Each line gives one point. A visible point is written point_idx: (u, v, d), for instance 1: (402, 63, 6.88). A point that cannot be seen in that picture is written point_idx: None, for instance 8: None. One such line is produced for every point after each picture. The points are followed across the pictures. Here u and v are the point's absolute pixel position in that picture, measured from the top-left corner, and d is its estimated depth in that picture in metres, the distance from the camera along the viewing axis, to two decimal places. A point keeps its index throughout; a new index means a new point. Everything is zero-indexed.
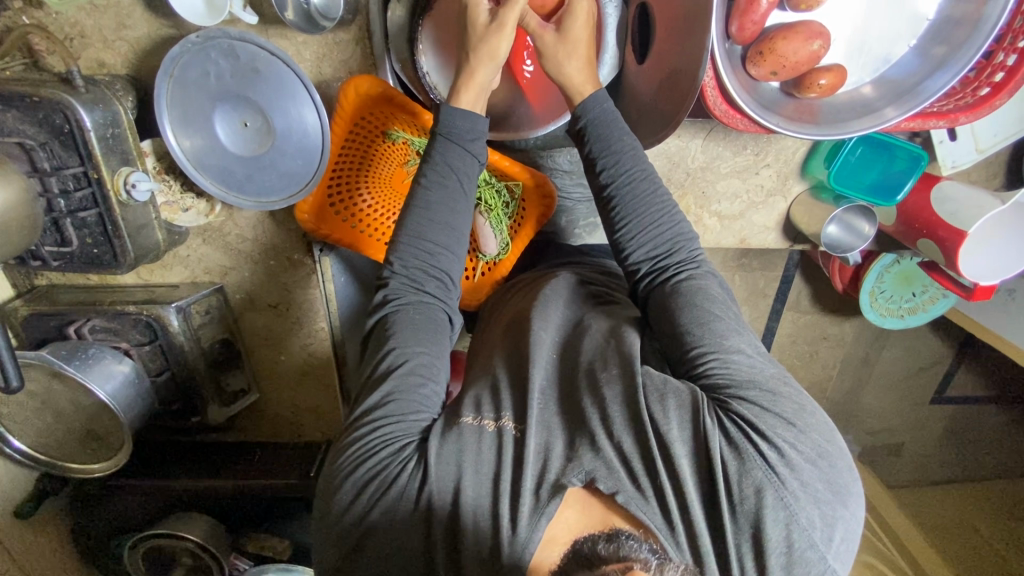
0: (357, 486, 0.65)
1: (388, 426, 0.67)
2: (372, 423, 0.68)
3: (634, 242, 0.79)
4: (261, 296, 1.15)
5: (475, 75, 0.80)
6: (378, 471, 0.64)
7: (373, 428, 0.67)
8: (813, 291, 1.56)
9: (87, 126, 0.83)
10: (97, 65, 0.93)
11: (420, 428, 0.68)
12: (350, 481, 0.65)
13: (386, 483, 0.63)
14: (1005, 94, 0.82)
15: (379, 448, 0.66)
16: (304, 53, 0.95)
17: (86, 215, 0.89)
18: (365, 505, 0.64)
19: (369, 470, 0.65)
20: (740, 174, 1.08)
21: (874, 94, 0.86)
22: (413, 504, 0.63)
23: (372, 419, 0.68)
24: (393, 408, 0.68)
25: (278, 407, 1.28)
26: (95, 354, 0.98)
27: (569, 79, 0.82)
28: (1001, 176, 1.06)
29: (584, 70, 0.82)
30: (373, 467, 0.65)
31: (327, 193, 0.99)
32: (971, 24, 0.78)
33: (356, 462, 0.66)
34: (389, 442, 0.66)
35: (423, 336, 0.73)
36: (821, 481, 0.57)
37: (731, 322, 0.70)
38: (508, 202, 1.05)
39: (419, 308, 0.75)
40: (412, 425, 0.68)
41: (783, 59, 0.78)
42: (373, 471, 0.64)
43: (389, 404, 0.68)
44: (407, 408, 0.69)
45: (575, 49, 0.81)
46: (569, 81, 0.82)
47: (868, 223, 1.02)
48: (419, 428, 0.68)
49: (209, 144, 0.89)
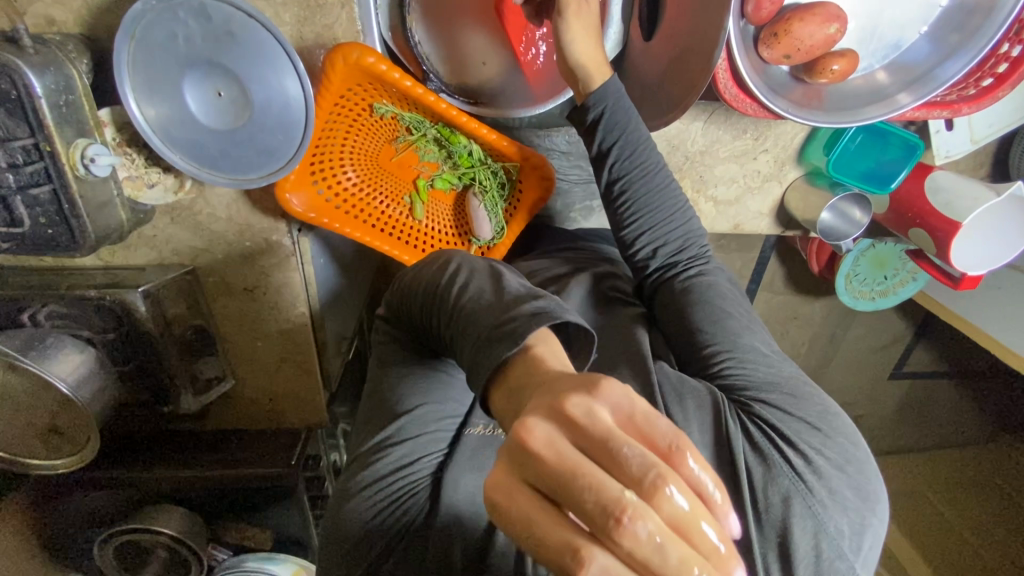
0: (378, 504, 0.66)
1: (405, 454, 0.67)
2: (387, 450, 0.68)
3: (644, 236, 0.78)
4: (236, 279, 1.08)
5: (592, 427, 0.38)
6: (398, 496, 0.66)
7: (388, 454, 0.67)
8: (787, 272, 1.59)
9: (38, 93, 0.74)
10: (46, 22, 0.83)
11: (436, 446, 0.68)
12: (363, 497, 0.67)
13: (406, 506, 0.65)
14: (1008, 86, 0.82)
15: (399, 473, 0.66)
16: (284, 16, 0.84)
17: (39, 191, 0.79)
18: (378, 520, 0.66)
19: (390, 493, 0.66)
20: (737, 159, 1.06)
21: (885, 81, 0.84)
22: (425, 518, 0.65)
23: (387, 448, 0.68)
24: (408, 445, 0.67)
25: (257, 396, 1.22)
26: (54, 343, 0.90)
27: (574, 64, 0.77)
28: (987, 166, 1.08)
29: (591, 53, 0.77)
30: (394, 491, 0.66)
31: (310, 169, 0.92)
32: (984, 14, 0.78)
33: (371, 482, 0.67)
34: (406, 467, 0.66)
35: (440, 392, 0.72)
36: (849, 488, 0.57)
37: (744, 319, 0.70)
38: (504, 183, 1.03)
39: (431, 366, 0.73)
40: (428, 449, 0.68)
41: (797, 42, 0.75)
42: (392, 494, 0.66)
43: (403, 432, 0.68)
44: (421, 442, 0.68)
45: (582, 31, 0.76)
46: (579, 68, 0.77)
47: (861, 211, 1.02)
48: (435, 446, 0.68)
49: (178, 115, 0.80)
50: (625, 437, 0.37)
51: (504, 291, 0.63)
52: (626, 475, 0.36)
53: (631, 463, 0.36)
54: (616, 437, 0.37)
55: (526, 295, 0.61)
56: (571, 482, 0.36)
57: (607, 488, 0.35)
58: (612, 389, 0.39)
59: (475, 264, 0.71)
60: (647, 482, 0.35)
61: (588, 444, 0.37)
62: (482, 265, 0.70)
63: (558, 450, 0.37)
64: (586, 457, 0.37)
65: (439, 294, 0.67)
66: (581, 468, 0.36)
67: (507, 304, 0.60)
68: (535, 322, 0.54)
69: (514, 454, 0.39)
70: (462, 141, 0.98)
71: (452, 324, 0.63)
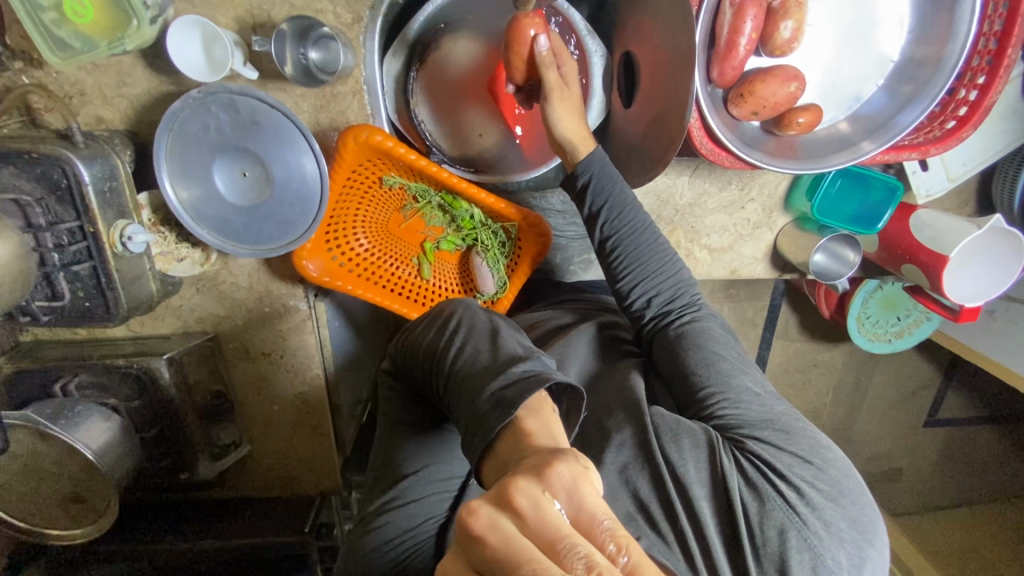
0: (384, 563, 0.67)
1: (408, 515, 0.68)
2: (390, 511, 0.68)
3: (638, 287, 0.82)
4: (255, 344, 1.14)
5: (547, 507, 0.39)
6: (403, 556, 0.66)
7: (391, 514, 0.68)
8: (800, 319, 1.60)
9: (86, 181, 0.83)
10: (96, 121, 0.95)
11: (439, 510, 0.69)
12: (371, 556, 0.68)
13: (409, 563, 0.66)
14: (970, 128, 0.87)
15: (402, 532, 0.67)
16: (302, 105, 0.95)
17: (80, 268, 0.87)
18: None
19: (395, 552, 0.67)
20: (725, 209, 1.11)
21: (850, 130, 0.91)
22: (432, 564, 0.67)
23: (391, 510, 0.69)
24: (411, 508, 0.68)
25: (272, 460, 1.24)
26: (82, 411, 0.94)
27: (559, 140, 0.84)
28: (972, 202, 1.12)
29: (576, 129, 0.84)
30: (399, 551, 0.67)
31: (325, 238, 0.99)
32: (933, 65, 0.85)
33: (378, 543, 0.68)
34: (409, 527, 0.67)
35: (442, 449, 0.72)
36: (845, 520, 0.56)
37: (736, 362, 0.72)
38: (504, 242, 1.09)
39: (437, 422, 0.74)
40: (431, 509, 0.68)
41: (762, 100, 0.82)
42: (396, 553, 0.67)
43: (405, 494, 0.69)
44: (422, 506, 0.68)
45: (567, 111, 0.83)
46: (564, 140, 0.84)
47: (854, 252, 1.06)
48: (437, 508, 0.69)
49: (208, 194, 0.89)
50: (572, 534, 0.37)
51: (500, 353, 0.66)
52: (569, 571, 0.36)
53: (574, 565, 0.36)
54: (564, 534, 0.38)
55: (517, 357, 0.64)
56: (513, 568, 0.36)
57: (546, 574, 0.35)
58: (561, 479, 0.41)
59: (475, 318, 0.74)
60: None
61: (532, 534, 0.38)
62: (482, 321, 0.73)
63: (501, 533, 0.38)
64: (530, 543, 0.38)
65: (438, 355, 0.70)
66: (524, 555, 0.36)
67: (499, 366, 0.63)
68: (527, 390, 0.56)
69: (461, 541, 0.40)
70: (464, 205, 1.04)
71: (451, 381, 0.65)
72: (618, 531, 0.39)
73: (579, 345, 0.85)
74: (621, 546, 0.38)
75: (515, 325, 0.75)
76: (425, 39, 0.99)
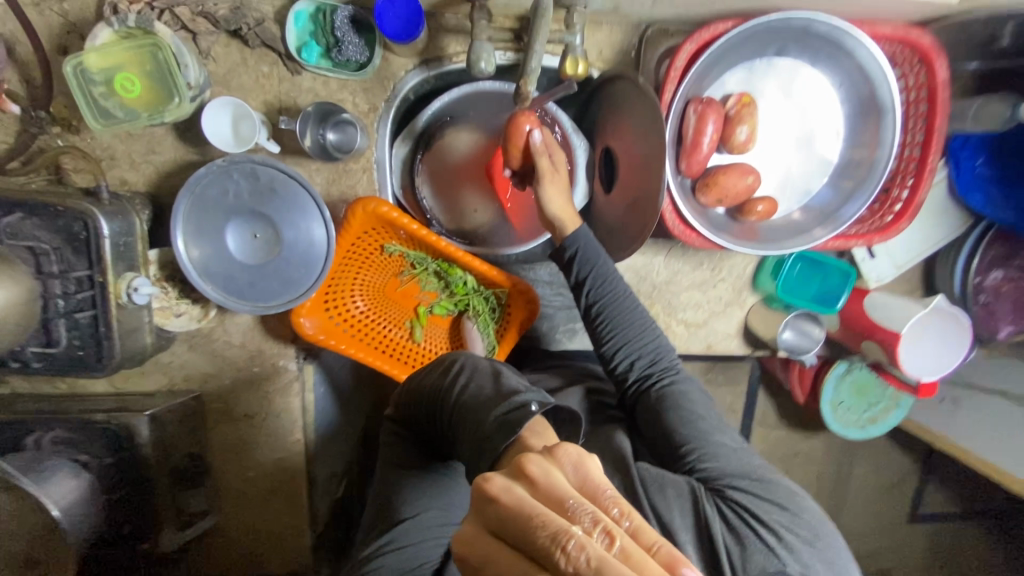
0: None
1: (393, 567, 0.66)
2: (373, 563, 0.66)
3: (621, 351, 0.87)
4: (239, 405, 1.14)
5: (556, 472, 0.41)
6: None
7: (373, 568, 0.66)
8: (777, 407, 1.65)
9: (105, 234, 0.88)
10: (120, 182, 1.02)
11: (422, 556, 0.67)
12: None
13: None
14: (906, 219, 0.98)
15: None
16: (315, 177, 1.04)
17: (82, 315, 0.90)
18: None
19: None
20: (699, 287, 1.20)
21: (802, 219, 1.03)
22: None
23: (374, 562, 0.66)
24: (407, 550, 0.67)
25: (239, 531, 1.20)
26: (53, 465, 0.91)
27: (549, 216, 0.93)
28: (918, 288, 1.23)
29: (565, 208, 0.93)
30: None
31: (324, 299, 1.04)
32: (868, 165, 0.98)
33: None
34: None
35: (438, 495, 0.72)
36: (821, 563, 0.59)
37: (714, 420, 0.76)
38: (494, 307, 1.14)
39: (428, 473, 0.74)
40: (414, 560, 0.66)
41: (725, 190, 0.94)
42: None
43: (390, 544, 0.67)
44: (409, 555, 0.66)
45: (557, 191, 0.93)
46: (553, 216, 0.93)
47: (818, 328, 1.15)
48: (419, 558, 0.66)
49: (217, 252, 0.95)
50: (580, 496, 0.39)
51: (503, 387, 0.69)
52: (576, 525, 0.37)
53: (582, 519, 0.37)
54: (572, 494, 0.39)
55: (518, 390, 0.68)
56: (525, 524, 0.38)
57: (556, 526, 0.36)
58: (569, 451, 0.42)
59: (478, 364, 0.77)
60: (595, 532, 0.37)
61: (543, 494, 0.39)
62: (484, 364, 0.76)
63: (514, 495, 0.39)
64: (540, 505, 0.39)
65: (443, 393, 0.74)
66: (536, 513, 0.38)
67: (503, 396, 0.67)
68: (528, 414, 0.60)
69: (476, 504, 0.41)
70: (459, 273, 1.11)
71: (455, 420, 0.69)
72: (621, 499, 0.40)
73: (569, 403, 0.89)
74: (624, 510, 0.38)
75: (515, 370, 0.79)
76: (430, 130, 1.11)
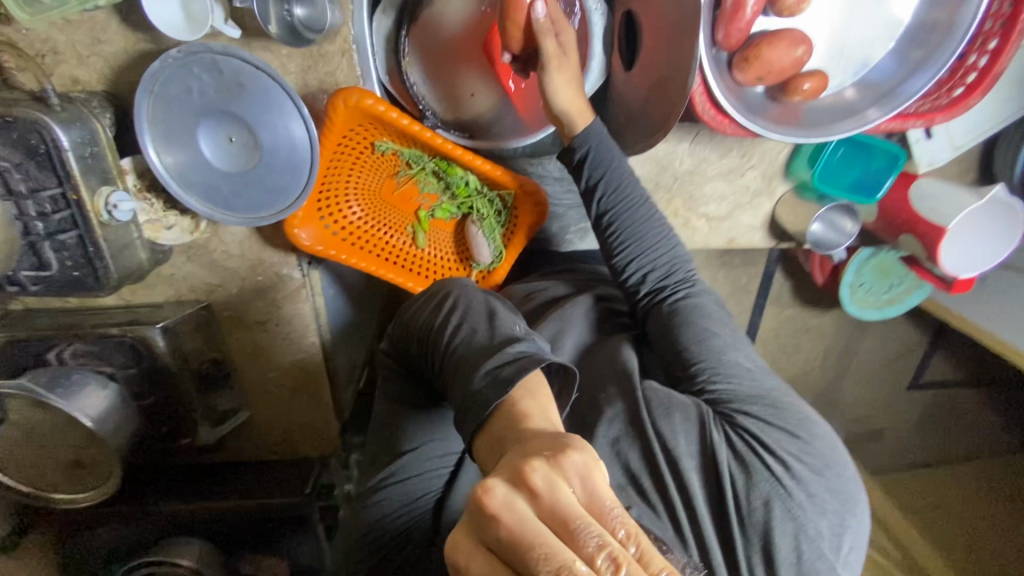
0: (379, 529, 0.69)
1: (404, 481, 0.70)
2: (387, 476, 0.71)
3: (633, 263, 0.81)
4: (249, 312, 1.13)
5: (563, 491, 0.41)
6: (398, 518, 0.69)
7: (388, 481, 0.71)
8: (793, 285, 1.61)
9: (65, 147, 0.80)
10: (71, 81, 0.90)
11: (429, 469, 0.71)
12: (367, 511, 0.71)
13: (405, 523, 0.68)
14: (977, 95, 0.85)
15: (394, 500, 0.70)
16: (288, 65, 0.91)
17: (66, 237, 0.85)
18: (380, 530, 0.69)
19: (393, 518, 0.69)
20: (726, 176, 1.09)
21: (856, 97, 0.88)
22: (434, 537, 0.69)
23: (388, 474, 0.71)
24: (407, 487, 0.70)
25: (272, 424, 1.26)
26: (78, 380, 0.94)
27: (557, 113, 0.81)
28: (974, 171, 1.10)
29: (575, 100, 0.81)
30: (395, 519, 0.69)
31: (316, 205, 0.97)
32: (944, 29, 0.82)
33: (375, 512, 0.70)
34: (401, 497, 0.69)
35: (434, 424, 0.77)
36: (829, 492, 0.58)
37: (729, 338, 0.72)
38: (501, 210, 1.07)
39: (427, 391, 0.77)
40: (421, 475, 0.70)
41: (768, 65, 0.79)
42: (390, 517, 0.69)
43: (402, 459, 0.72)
44: (420, 472, 0.70)
45: (565, 78, 0.80)
46: (564, 110, 0.81)
47: (851, 221, 1.06)
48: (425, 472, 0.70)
49: (194, 160, 0.87)
50: (585, 517, 0.39)
51: (497, 332, 0.65)
52: (581, 552, 0.38)
53: (586, 544, 0.38)
54: (579, 515, 0.39)
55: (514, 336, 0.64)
56: (525, 551, 0.38)
57: (560, 559, 0.37)
58: (574, 464, 0.42)
59: (471, 299, 0.73)
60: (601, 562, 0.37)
61: (546, 517, 0.40)
62: (478, 302, 0.72)
63: (516, 514, 0.40)
64: (544, 525, 0.39)
65: (436, 334, 0.70)
66: (537, 536, 0.38)
67: (495, 344, 0.63)
68: (523, 369, 0.57)
69: (475, 515, 0.42)
70: (459, 172, 1.01)
71: (447, 363, 0.66)
72: (627, 518, 0.41)
73: (577, 319, 0.84)
74: (631, 535, 0.40)
75: (512, 306, 0.74)
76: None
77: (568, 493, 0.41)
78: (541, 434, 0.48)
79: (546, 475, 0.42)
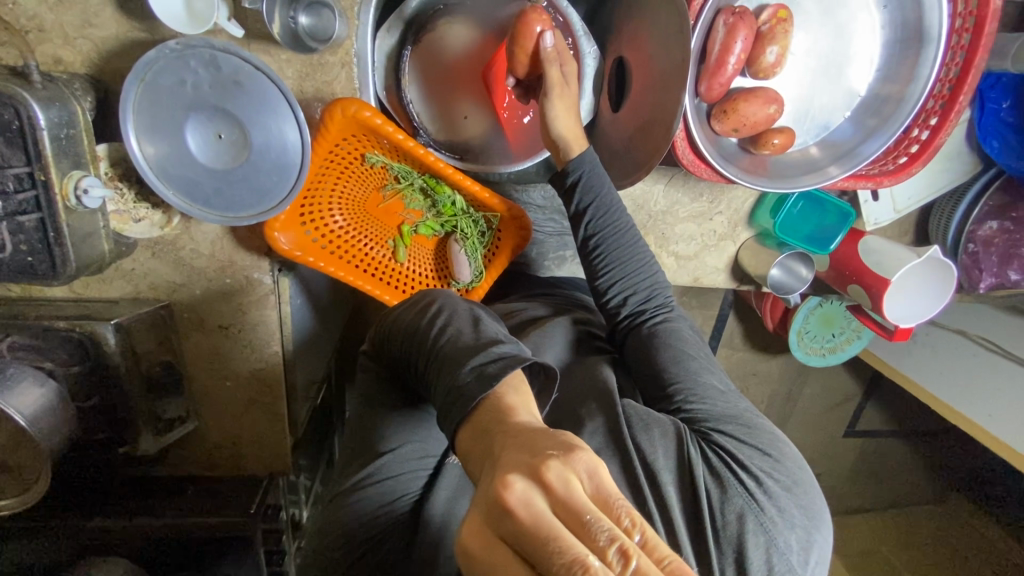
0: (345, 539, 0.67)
1: (376, 488, 0.68)
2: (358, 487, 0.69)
3: (615, 286, 0.85)
4: (211, 316, 1.08)
5: (573, 485, 0.42)
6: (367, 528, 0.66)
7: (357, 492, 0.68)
8: (744, 329, 1.70)
9: (41, 125, 0.77)
10: (53, 61, 0.87)
11: (401, 482, 0.68)
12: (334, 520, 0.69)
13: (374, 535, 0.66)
14: (919, 164, 0.95)
15: (361, 512, 0.67)
16: (287, 71, 0.91)
17: (25, 219, 0.80)
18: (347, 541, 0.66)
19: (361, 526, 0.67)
20: (695, 219, 1.16)
21: (818, 154, 0.97)
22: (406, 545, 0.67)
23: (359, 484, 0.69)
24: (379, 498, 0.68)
25: (220, 437, 1.17)
26: (14, 374, 0.86)
27: (555, 136, 0.86)
28: (911, 233, 1.22)
29: (572, 128, 0.86)
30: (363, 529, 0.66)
31: (300, 212, 0.96)
32: (896, 102, 0.93)
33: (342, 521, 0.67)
34: (371, 507, 0.67)
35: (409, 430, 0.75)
36: (797, 508, 0.61)
37: (703, 362, 0.76)
38: (484, 231, 1.09)
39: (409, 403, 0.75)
40: (393, 485, 0.68)
41: (743, 118, 0.87)
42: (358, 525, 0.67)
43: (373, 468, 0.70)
44: (393, 483, 0.68)
45: (564, 107, 0.85)
46: (561, 135, 0.86)
47: (807, 269, 1.13)
48: (399, 483, 0.68)
49: (177, 152, 0.84)
50: (597, 512, 0.40)
51: (482, 335, 0.67)
52: (593, 545, 0.39)
53: (597, 537, 0.39)
54: (590, 509, 0.40)
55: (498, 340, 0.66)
56: (542, 544, 0.39)
57: (574, 553, 0.38)
58: (584, 460, 0.43)
59: (456, 307, 0.74)
60: (610, 554, 0.38)
61: (562, 513, 0.41)
62: (463, 310, 0.73)
63: (533, 509, 0.41)
64: (556, 518, 0.40)
65: (419, 334, 0.70)
66: (554, 532, 0.39)
67: (481, 345, 0.64)
68: (508, 368, 0.59)
69: (490, 509, 0.42)
70: (447, 192, 1.04)
71: (429, 364, 0.66)
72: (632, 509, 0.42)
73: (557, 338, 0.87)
74: (636, 524, 0.41)
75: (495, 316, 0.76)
76: (421, 19, 0.99)
77: (577, 490, 0.42)
78: (536, 428, 0.49)
79: (557, 471, 0.42)
